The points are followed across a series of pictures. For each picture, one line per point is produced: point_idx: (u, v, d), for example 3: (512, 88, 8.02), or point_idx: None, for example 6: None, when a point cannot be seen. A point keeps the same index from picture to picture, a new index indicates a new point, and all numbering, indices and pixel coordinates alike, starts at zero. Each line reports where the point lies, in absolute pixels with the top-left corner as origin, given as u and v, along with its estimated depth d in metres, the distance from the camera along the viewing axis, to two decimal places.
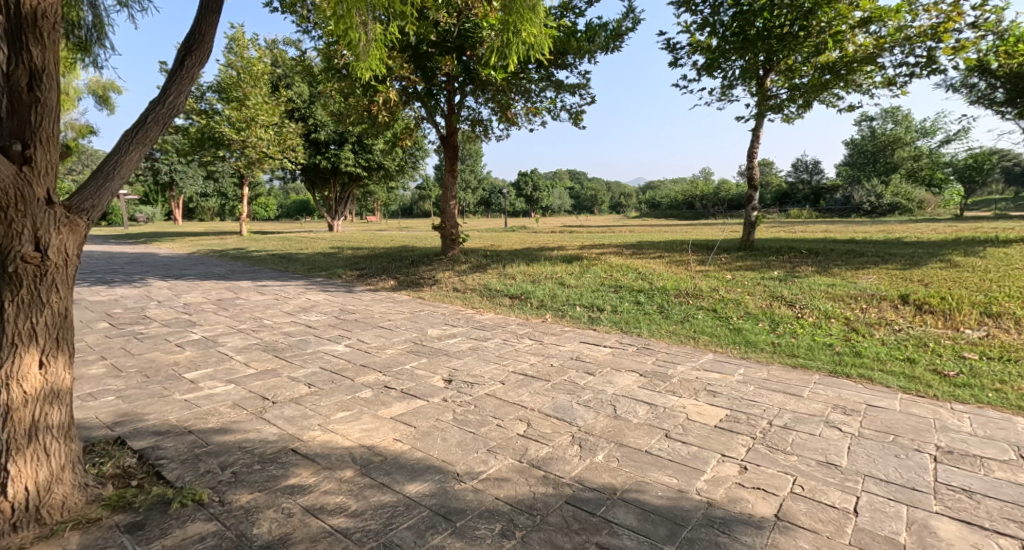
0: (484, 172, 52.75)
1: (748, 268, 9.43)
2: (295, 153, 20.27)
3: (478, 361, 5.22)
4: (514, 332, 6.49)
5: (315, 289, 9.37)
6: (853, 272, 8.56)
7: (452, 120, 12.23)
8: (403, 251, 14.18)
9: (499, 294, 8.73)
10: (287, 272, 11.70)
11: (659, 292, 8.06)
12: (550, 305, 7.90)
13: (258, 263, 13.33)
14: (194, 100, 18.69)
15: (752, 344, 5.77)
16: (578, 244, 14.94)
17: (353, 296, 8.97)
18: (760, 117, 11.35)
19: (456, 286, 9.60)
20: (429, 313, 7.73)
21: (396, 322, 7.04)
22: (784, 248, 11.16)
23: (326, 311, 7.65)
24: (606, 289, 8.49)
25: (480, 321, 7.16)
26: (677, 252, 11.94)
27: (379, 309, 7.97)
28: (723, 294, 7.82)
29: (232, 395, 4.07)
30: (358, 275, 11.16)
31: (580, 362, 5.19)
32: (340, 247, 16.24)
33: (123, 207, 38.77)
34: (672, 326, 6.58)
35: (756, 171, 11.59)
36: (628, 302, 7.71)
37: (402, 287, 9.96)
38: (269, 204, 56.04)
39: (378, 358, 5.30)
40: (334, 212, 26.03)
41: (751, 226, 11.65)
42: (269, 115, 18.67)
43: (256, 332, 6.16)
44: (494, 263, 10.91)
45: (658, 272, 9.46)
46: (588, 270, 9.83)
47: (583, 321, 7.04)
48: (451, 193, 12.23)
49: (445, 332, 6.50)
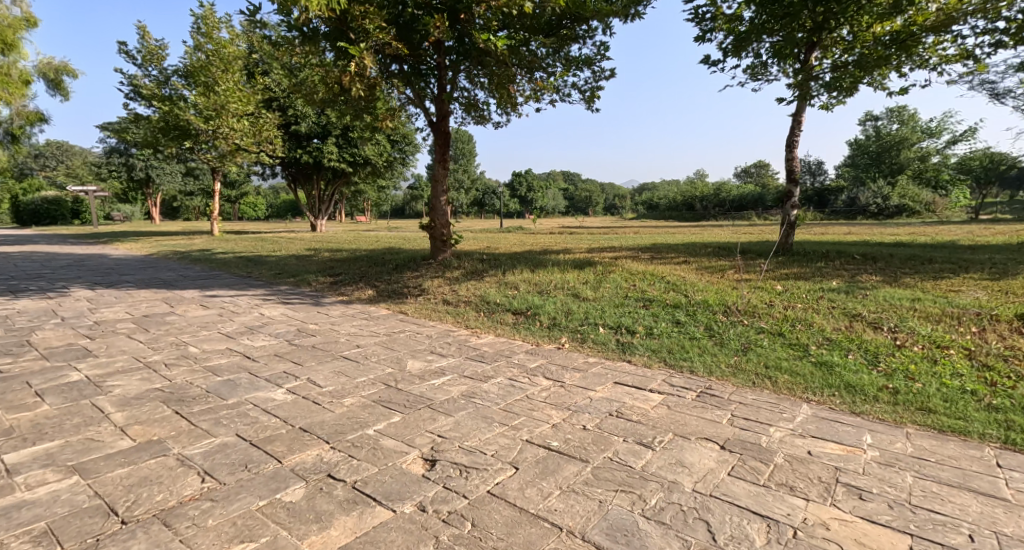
0: (476, 171, 51.11)
1: (799, 279, 7.89)
2: (272, 145, 18.57)
3: (475, 422, 3.57)
4: (524, 368, 4.87)
5: (275, 302, 7.67)
6: (933, 284, 7.02)
7: (444, 103, 10.57)
8: (388, 253, 12.54)
9: (500, 309, 7.11)
10: (250, 278, 9.99)
11: (700, 309, 6.48)
12: (564, 324, 6.29)
13: (218, 267, 11.59)
14: (158, 86, 16.91)
15: (859, 387, 4.14)
16: (586, 247, 13.35)
17: (321, 311, 7.29)
18: (800, 101, 10.02)
19: (447, 298, 7.95)
20: (413, 335, 6.09)
21: (368, 349, 5.39)
22: (830, 252, 9.64)
23: (280, 331, 5.98)
24: (633, 303, 6.90)
25: (477, 348, 5.52)
26: (702, 256, 10.35)
27: (351, 329, 6.32)
28: (786, 312, 6.21)
29: (55, 506, 2.39)
30: (331, 283, 9.47)
31: (626, 424, 3.56)
32: (317, 249, 14.52)
33: (97, 205, 36.67)
34: (733, 358, 4.96)
35: (798, 163, 10.02)
36: (665, 322, 6.10)
37: (381, 298, 8.33)
38: (256, 203, 53.99)
39: (331, 414, 3.64)
40: (317, 211, 24.33)
41: (790, 227, 10.10)
42: (243, 103, 16.94)
43: (170, 368, 4.46)
44: (492, 269, 9.30)
45: (692, 283, 7.88)
46: (606, 278, 8.24)
47: (613, 350, 5.43)
48: (441, 187, 10.57)
49: (431, 366, 4.86)
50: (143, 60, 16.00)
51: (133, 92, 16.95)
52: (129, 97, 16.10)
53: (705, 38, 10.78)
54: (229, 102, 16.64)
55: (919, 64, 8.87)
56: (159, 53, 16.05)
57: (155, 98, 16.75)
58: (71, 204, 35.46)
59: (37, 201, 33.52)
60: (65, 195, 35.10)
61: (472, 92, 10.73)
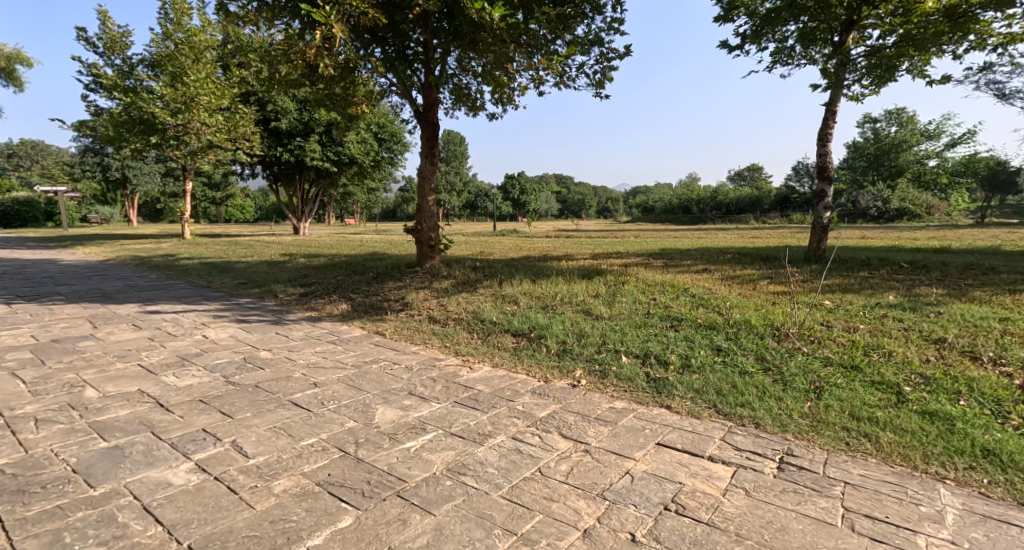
0: (468, 174, 49.87)
1: (847, 293, 6.78)
2: (249, 142, 17.28)
3: (468, 528, 2.38)
4: (534, 420, 3.67)
5: (227, 320, 6.39)
6: (1014, 301, 5.90)
7: (432, 90, 9.32)
8: (371, 260, 11.33)
9: (498, 331, 5.95)
10: (207, 290, 8.67)
11: (743, 333, 5.31)
12: (578, 353, 5.14)
13: (178, 275, 10.30)
14: (121, 76, 15.50)
15: (1005, 457, 2.96)
16: (590, 253, 12.14)
17: (280, 332, 6.03)
18: (833, 89, 8.96)
19: (434, 315, 6.75)
20: (389, 366, 4.87)
21: (330, 389, 4.15)
22: (868, 261, 8.57)
23: (220, 361, 4.72)
24: (658, 323, 5.73)
25: (469, 387, 4.32)
26: (723, 263, 9.25)
27: (313, 357, 5.07)
28: (851, 337, 5.03)
29: None
30: (301, 295, 8.22)
31: (695, 530, 2.39)
32: (294, 254, 13.22)
33: (72, 205, 35.19)
34: (805, 405, 3.77)
35: (831, 160, 8.92)
36: (704, 350, 4.94)
37: (357, 314, 7.11)
38: (243, 206, 52.67)
39: (248, 515, 2.41)
40: (300, 214, 23.06)
41: (822, 232, 9.03)
42: (216, 96, 15.71)
43: (38, 426, 3.18)
44: (487, 279, 8.12)
45: (723, 298, 6.72)
46: (621, 291, 7.07)
47: (644, 389, 4.27)
48: (429, 185, 9.37)
49: (409, 418, 3.64)
50: (105, 49, 14.70)
51: (94, 83, 15.58)
52: (89, 89, 14.72)
53: (726, 19, 9.71)
54: (200, 95, 15.39)
55: (973, 45, 7.82)
56: (123, 40, 14.75)
57: (117, 89, 15.35)
58: (44, 205, 33.83)
59: (7, 202, 31.89)
60: (38, 196, 33.58)
61: (464, 79, 9.54)
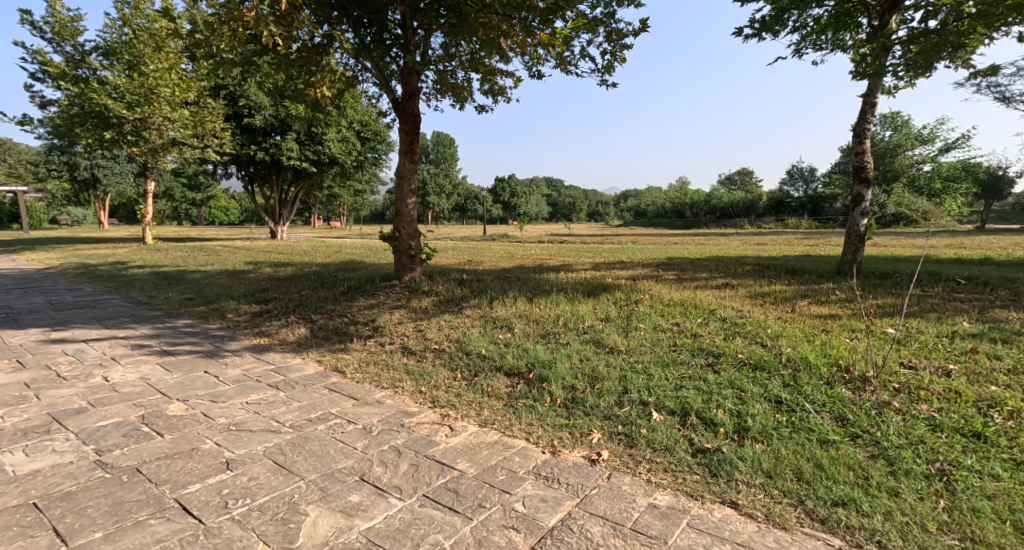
0: (457, 176, 48.72)
1: (910, 317, 5.61)
2: (218, 139, 15.95)
3: None
4: (542, 537, 2.49)
5: (145, 354, 5.07)
6: None
7: (413, 76, 8.01)
8: (345, 269, 10.04)
9: (488, 370, 4.71)
10: (143, 307, 7.33)
11: (805, 377, 4.10)
12: (593, 407, 3.93)
13: (119, 287, 8.96)
14: (72, 65, 14.09)
15: None
16: (590, 262, 10.94)
17: (209, 370, 4.72)
18: (874, 78, 7.81)
19: (409, 344, 5.48)
20: (340, 428, 3.61)
21: (245, 473, 2.89)
22: (915, 275, 7.44)
23: (104, 424, 3.42)
24: (691, 361, 4.53)
25: (448, 467, 3.10)
26: (745, 277, 8.11)
27: (240, 411, 3.78)
28: (950, 384, 3.80)
29: None
30: (254, 315, 6.93)
31: None
32: (261, 262, 11.91)
33: (39, 207, 33.55)
34: (940, 508, 2.58)
35: (869, 159, 7.78)
36: (759, 404, 3.72)
37: (315, 342, 5.82)
38: (227, 208, 51.07)
39: None
40: (277, 216, 21.65)
41: (859, 241, 7.90)
42: (180, 88, 14.38)
43: None
44: (475, 296, 6.86)
45: (761, 325, 5.52)
46: (636, 314, 5.86)
47: (692, 471, 3.06)
48: (408, 185, 8.09)
49: (353, 536, 2.43)
50: (53, 34, 13.30)
51: (42, 73, 14.16)
52: (34, 78, 13.31)
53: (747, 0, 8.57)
54: (160, 86, 14.07)
55: None
56: (73, 25, 13.37)
57: (67, 79, 13.93)
58: (8, 207, 32.15)
59: None
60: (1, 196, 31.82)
61: (451, 66, 8.31)
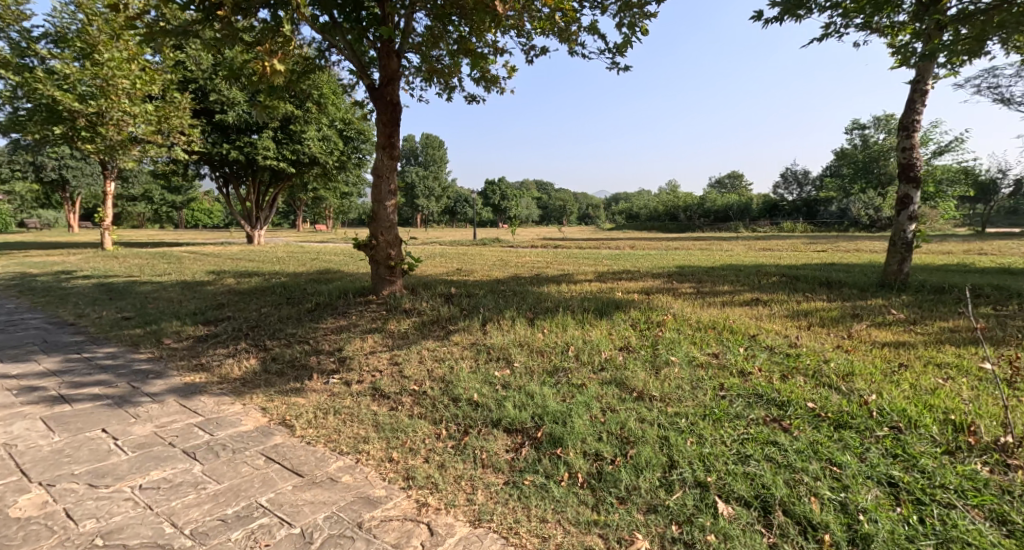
0: (446, 178, 47.64)
1: (1003, 345, 4.52)
2: (185, 136, 14.65)
3: None
4: None
5: (29, 404, 3.86)
6: None
7: (392, 58, 6.81)
8: (317, 281, 8.83)
9: (482, 426, 3.56)
10: (65, 331, 6.10)
11: (920, 440, 2.98)
12: (631, 489, 2.84)
13: (48, 303, 7.68)
14: (17, 53, 12.80)
15: None
16: (593, 271, 9.83)
17: (108, 427, 3.54)
18: (925, 63, 6.74)
19: (380, 385, 4.30)
20: (265, 537, 2.50)
21: None
22: (976, 289, 6.40)
23: None
24: (751, 415, 3.41)
25: None
26: (776, 291, 7.03)
27: (123, 506, 2.67)
28: None
29: None
30: (196, 340, 5.72)
31: None
32: (225, 271, 10.63)
33: (6, 210, 31.89)
34: None
35: (920, 155, 6.73)
36: (870, 491, 2.66)
37: (263, 379, 4.61)
38: (209, 210, 49.60)
39: None
40: (254, 219, 20.38)
41: (906, 250, 6.85)
42: (142, 81, 13.13)
43: None
44: (464, 316, 5.68)
45: (822, 356, 4.42)
46: (663, 342, 4.73)
47: None
48: (387, 185, 6.91)
49: None
50: None
51: None
52: None
53: None
54: (118, 77, 12.79)
55: None
56: (18, 9, 12.08)
57: (12, 69, 12.62)
58: None
59: None
60: None
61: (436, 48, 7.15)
